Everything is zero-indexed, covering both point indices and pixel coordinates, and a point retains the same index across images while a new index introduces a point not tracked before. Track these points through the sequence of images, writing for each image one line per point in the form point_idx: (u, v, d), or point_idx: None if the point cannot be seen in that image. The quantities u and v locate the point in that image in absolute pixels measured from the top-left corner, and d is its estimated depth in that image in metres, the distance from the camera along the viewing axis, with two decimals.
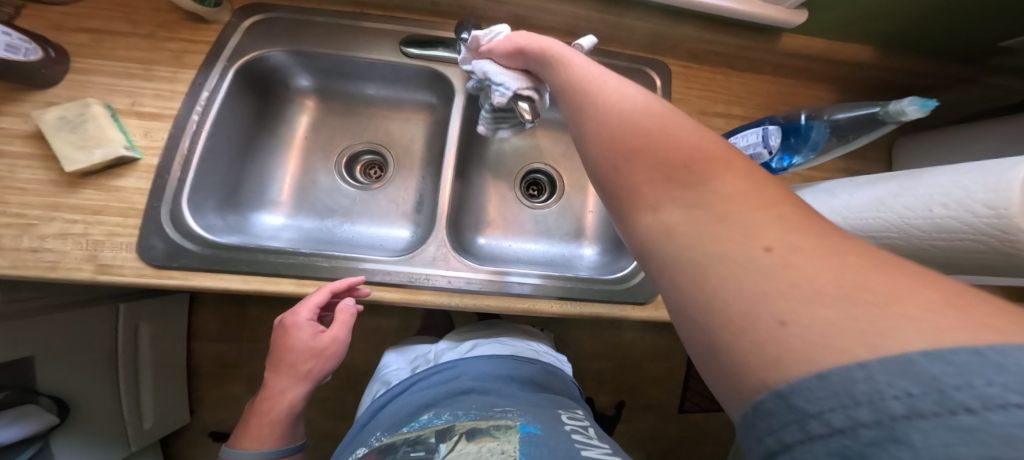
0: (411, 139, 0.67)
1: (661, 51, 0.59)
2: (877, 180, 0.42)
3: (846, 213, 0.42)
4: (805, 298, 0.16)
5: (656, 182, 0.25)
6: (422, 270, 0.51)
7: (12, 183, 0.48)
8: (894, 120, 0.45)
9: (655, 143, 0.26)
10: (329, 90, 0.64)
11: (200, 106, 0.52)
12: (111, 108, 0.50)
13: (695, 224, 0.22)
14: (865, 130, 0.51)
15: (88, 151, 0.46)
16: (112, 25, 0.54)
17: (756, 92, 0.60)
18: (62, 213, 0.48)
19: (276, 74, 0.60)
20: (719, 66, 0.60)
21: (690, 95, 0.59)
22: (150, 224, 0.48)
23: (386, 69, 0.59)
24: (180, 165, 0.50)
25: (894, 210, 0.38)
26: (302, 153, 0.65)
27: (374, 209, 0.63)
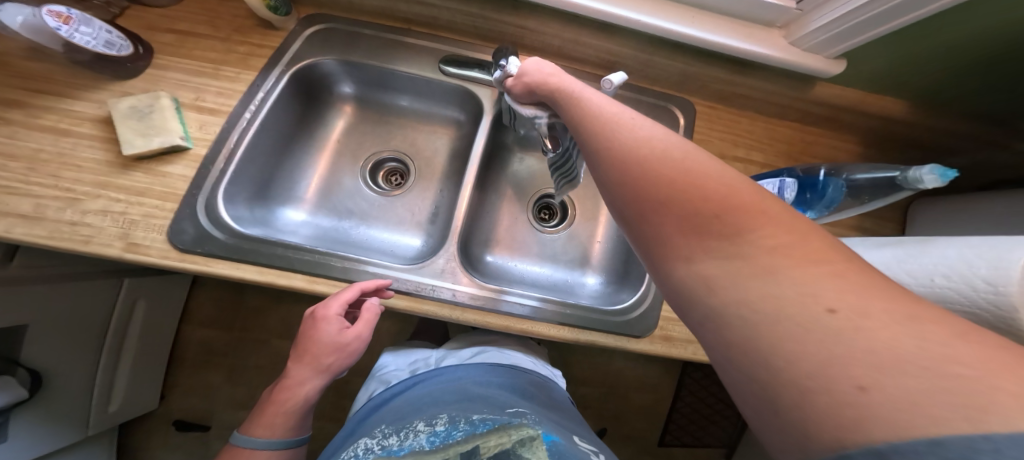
0: (435, 151, 0.68)
1: (689, 89, 0.61)
2: (884, 244, 0.41)
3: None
4: (878, 362, 0.17)
5: (688, 232, 0.26)
6: (429, 282, 0.50)
7: (73, 160, 0.51)
8: (911, 186, 0.46)
9: (676, 189, 0.27)
10: (368, 99, 0.67)
11: (253, 105, 0.56)
12: (177, 101, 0.54)
13: (693, 209, 0.26)
14: (879, 195, 0.52)
15: (148, 138, 0.50)
16: (195, 27, 0.60)
17: (778, 139, 0.61)
18: (108, 192, 0.50)
19: (324, 81, 0.64)
20: (743, 110, 0.62)
21: (711, 136, 0.61)
22: (185, 210, 0.49)
23: (423, 84, 0.62)
24: (224, 156, 0.53)
25: (902, 278, 0.36)
26: (331, 155, 0.67)
27: (391, 215, 0.64)
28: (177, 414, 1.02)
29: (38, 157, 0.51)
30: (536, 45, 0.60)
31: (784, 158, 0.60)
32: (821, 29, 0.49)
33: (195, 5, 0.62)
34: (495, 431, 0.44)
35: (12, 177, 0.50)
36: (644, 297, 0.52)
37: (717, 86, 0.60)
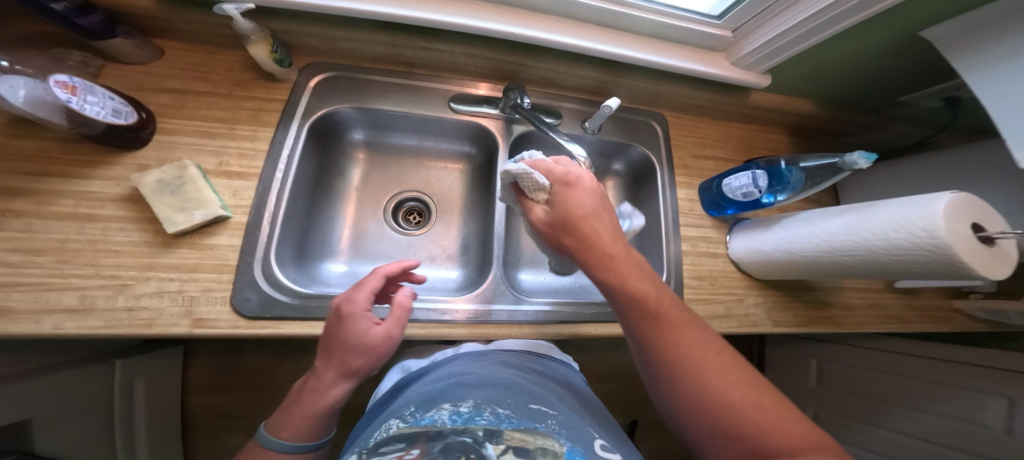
0: (451, 187, 0.74)
1: (660, 105, 0.69)
2: (837, 210, 0.55)
3: (825, 237, 0.55)
4: (740, 410, 0.40)
5: (720, 439, 0.40)
6: (486, 306, 0.57)
7: (107, 245, 0.51)
8: (849, 167, 0.57)
9: (716, 418, 0.41)
10: (380, 144, 0.71)
11: (282, 166, 0.58)
12: (201, 168, 0.55)
13: (725, 429, 0.40)
14: (828, 177, 0.63)
15: (189, 212, 0.51)
16: (190, 84, 0.59)
17: (734, 138, 0.74)
18: (158, 272, 0.52)
19: (337, 130, 0.66)
20: (707, 117, 0.73)
21: (683, 142, 0.71)
22: (244, 279, 0.52)
23: (435, 123, 0.66)
24: (268, 221, 0.56)
25: (861, 236, 0.51)
26: (353, 200, 0.70)
27: (422, 252, 0.69)
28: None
29: (66, 247, 0.50)
30: (535, 78, 0.65)
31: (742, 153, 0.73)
32: (754, 51, 0.59)
33: (181, 59, 0.60)
34: (518, 432, 0.44)
35: (45, 273, 0.49)
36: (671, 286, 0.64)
37: (687, 101, 0.69)
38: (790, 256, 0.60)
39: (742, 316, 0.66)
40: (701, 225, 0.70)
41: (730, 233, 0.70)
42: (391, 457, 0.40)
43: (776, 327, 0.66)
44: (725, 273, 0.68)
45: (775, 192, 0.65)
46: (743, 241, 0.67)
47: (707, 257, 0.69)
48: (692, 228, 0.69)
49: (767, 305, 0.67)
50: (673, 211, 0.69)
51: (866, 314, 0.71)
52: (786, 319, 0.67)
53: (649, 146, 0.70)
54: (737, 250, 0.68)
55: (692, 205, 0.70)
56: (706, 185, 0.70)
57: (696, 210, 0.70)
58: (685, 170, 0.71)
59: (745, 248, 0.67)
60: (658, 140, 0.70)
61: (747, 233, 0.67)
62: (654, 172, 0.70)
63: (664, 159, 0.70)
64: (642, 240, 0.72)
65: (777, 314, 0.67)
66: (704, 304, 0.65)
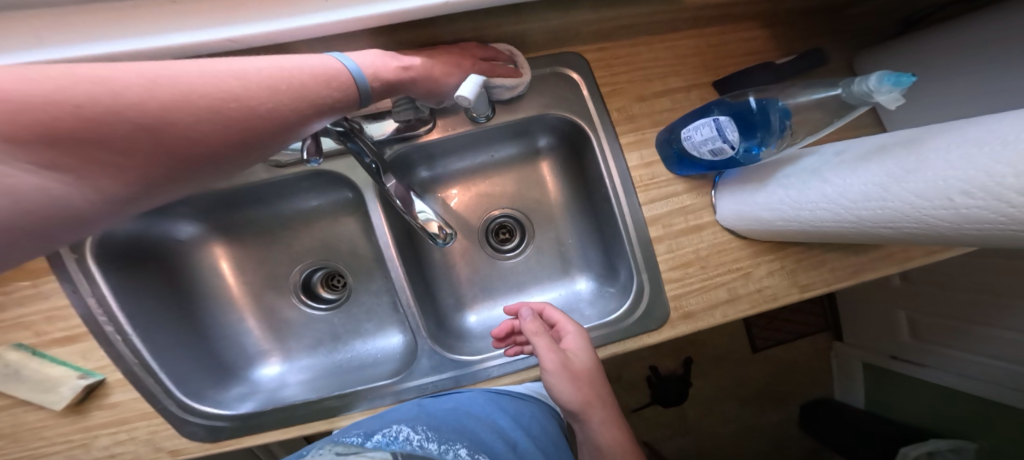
0: (351, 239, 0.58)
1: (567, 41, 0.44)
2: (868, 154, 0.29)
3: (846, 203, 0.30)
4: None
5: None
6: (425, 381, 0.49)
7: (31, 425, 0.51)
8: (862, 100, 0.32)
9: None
10: (232, 227, 0.56)
11: (101, 314, 0.45)
12: (24, 344, 0.46)
13: None
14: (831, 116, 0.37)
15: (57, 391, 0.46)
16: None
17: (688, 52, 0.48)
18: (99, 430, 0.51)
19: (154, 240, 0.51)
20: (635, 36, 0.46)
21: (619, 83, 0.47)
22: (174, 420, 0.48)
23: (267, 187, 0.49)
24: (143, 371, 0.47)
25: (903, 200, 0.25)
26: (252, 304, 0.57)
27: (357, 318, 0.58)
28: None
29: (2, 434, 0.51)
30: None
31: (705, 70, 0.47)
32: None
33: None
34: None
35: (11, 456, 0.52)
36: (642, 289, 0.48)
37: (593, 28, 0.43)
38: (802, 225, 0.37)
39: (752, 294, 0.48)
40: (674, 195, 0.47)
41: (716, 190, 0.47)
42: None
43: (805, 292, 0.49)
44: (720, 247, 0.48)
45: (758, 143, 0.39)
46: (732, 202, 0.44)
47: (690, 234, 0.48)
48: (660, 203, 0.47)
49: (789, 270, 0.49)
50: (625, 190, 0.47)
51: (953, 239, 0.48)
52: (817, 279, 0.49)
53: (571, 108, 0.47)
54: (728, 216, 0.46)
55: (655, 170, 0.47)
56: (664, 137, 0.46)
57: (661, 175, 0.47)
58: (631, 122, 0.47)
59: (737, 215, 0.44)
60: (581, 96, 0.46)
61: (740, 188, 0.43)
62: (590, 144, 0.48)
63: (596, 122, 0.47)
64: (608, 239, 0.52)
65: (804, 275, 0.49)
66: (699, 294, 0.48)
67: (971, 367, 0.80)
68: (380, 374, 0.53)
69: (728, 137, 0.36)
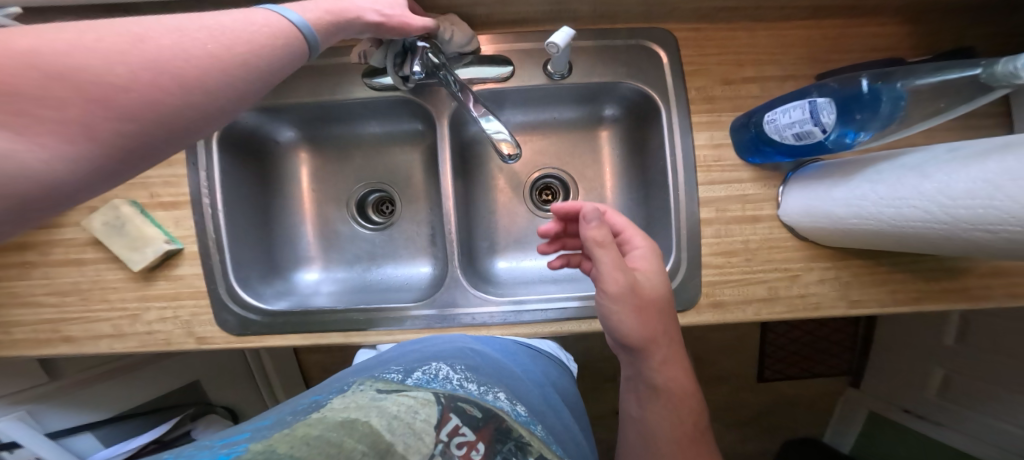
0: (411, 170, 0.65)
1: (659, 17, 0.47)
2: (978, 154, 0.29)
3: (941, 201, 0.31)
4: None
5: None
6: (446, 312, 0.54)
7: (106, 283, 0.58)
8: (1005, 81, 0.27)
9: None
10: (318, 139, 0.64)
11: (206, 188, 0.54)
12: (138, 203, 0.56)
13: None
14: (961, 99, 0.32)
15: (141, 251, 0.54)
16: None
17: (796, 41, 0.47)
18: (152, 303, 0.58)
19: (260, 132, 0.60)
20: (739, 20, 0.47)
21: (707, 64, 0.48)
22: (216, 303, 0.54)
23: (360, 110, 0.58)
24: (215, 248, 0.54)
25: (1005, 200, 0.26)
26: (315, 211, 0.66)
27: (396, 247, 0.64)
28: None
29: (81, 289, 0.58)
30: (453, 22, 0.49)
31: (808, 61, 0.47)
32: None
33: None
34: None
35: (74, 313, 0.58)
36: (679, 266, 0.51)
37: (687, 6, 0.45)
38: (880, 224, 0.38)
39: (793, 299, 0.50)
40: (738, 181, 0.50)
41: (785, 185, 0.49)
42: (464, 433, 0.29)
43: (852, 308, 0.50)
44: (771, 243, 0.50)
45: (854, 128, 0.36)
46: (802, 198, 0.46)
47: (745, 224, 0.50)
48: (720, 186, 0.50)
49: (842, 282, 0.50)
50: (686, 168, 0.50)
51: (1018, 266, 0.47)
52: (871, 297, 0.50)
53: (648, 82, 0.49)
54: (793, 211, 0.48)
55: (722, 152, 0.49)
56: (739, 122, 0.47)
57: (727, 159, 0.50)
58: (709, 104, 0.48)
59: (805, 210, 0.46)
60: (660, 69, 0.49)
61: (819, 182, 0.44)
62: (659, 117, 0.50)
63: (670, 96, 0.49)
64: (652, 203, 0.57)
65: (858, 291, 0.50)
66: (736, 287, 0.50)
67: (992, 431, 0.80)
68: (401, 299, 0.58)
69: (821, 121, 0.35)
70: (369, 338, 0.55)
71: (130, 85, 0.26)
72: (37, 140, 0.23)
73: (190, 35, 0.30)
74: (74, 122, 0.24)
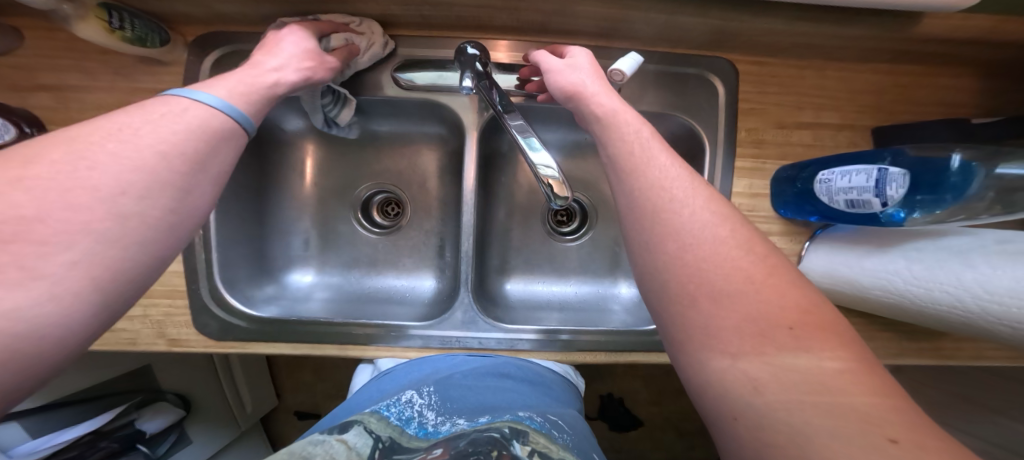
0: (425, 176, 0.61)
1: (721, 48, 0.44)
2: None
3: (981, 293, 0.29)
4: (852, 428, 0.17)
5: (744, 328, 0.21)
6: (451, 335, 0.50)
7: None
8: None
9: (759, 304, 0.22)
10: (326, 130, 0.58)
11: None
12: None
13: (766, 322, 0.21)
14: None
15: None
16: (68, 77, 0.50)
17: (862, 88, 0.46)
18: None
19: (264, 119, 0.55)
20: (807, 58, 0.45)
21: (761, 104, 0.46)
22: (196, 306, 0.49)
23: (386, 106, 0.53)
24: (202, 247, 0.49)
25: None
26: (314, 207, 0.60)
27: (398, 258, 0.60)
28: (296, 406, 1.04)
29: None
30: (502, 27, 0.45)
31: (868, 112, 0.46)
32: None
33: (43, 39, 0.50)
34: (543, 437, 0.31)
35: None
36: None
37: (756, 39, 0.43)
38: (904, 301, 0.36)
39: None
40: (766, 232, 0.48)
41: (810, 241, 0.48)
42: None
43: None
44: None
45: (910, 205, 0.35)
46: (826, 258, 0.44)
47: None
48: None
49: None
50: None
51: (993, 348, 0.49)
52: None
53: (698, 117, 0.47)
54: (813, 266, 0.45)
55: (756, 203, 0.48)
56: (786, 172, 0.45)
57: (762, 210, 0.48)
58: (756, 147, 0.47)
59: (825, 270, 0.44)
60: (714, 103, 0.47)
61: (842, 247, 0.43)
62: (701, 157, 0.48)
63: (720, 136, 0.47)
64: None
65: None
66: None
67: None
68: (404, 316, 0.54)
69: (886, 192, 0.33)
70: (364, 353, 0.50)
71: (106, 183, 0.23)
72: (43, 253, 0.20)
73: (132, 139, 0.25)
74: (40, 243, 0.20)
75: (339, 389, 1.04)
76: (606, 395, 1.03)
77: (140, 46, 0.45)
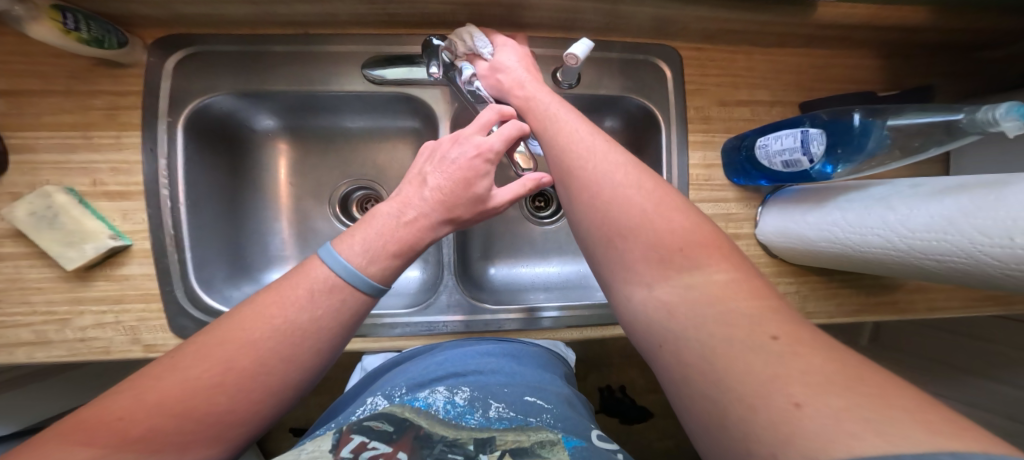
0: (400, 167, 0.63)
1: (668, 35, 0.48)
2: (939, 191, 0.34)
3: (902, 231, 0.36)
4: (813, 382, 0.19)
5: (651, 264, 0.29)
6: (437, 319, 0.52)
7: (28, 283, 0.50)
8: (980, 129, 0.33)
9: (653, 242, 0.29)
10: (299, 128, 0.60)
11: (164, 178, 0.50)
12: (75, 191, 0.49)
13: (654, 248, 0.29)
14: (935, 142, 0.38)
15: (81, 247, 0.47)
16: (17, 82, 0.49)
17: (787, 69, 0.50)
18: (89, 305, 0.50)
19: (234, 119, 0.56)
20: (738, 44, 0.50)
21: (705, 85, 0.50)
22: (173, 307, 0.50)
23: (355, 99, 0.53)
24: (173, 245, 0.50)
25: (965, 235, 0.31)
26: (291, 206, 0.62)
27: None
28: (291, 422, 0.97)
29: None
30: (463, 20, 0.46)
31: (802, 90, 0.50)
32: None
33: None
34: (512, 433, 0.32)
35: None
36: None
37: (699, 27, 0.46)
38: (842, 247, 0.43)
39: None
40: (724, 199, 0.53)
41: (762, 206, 0.53)
42: (373, 449, 0.29)
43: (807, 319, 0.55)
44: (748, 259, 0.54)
45: (836, 161, 0.41)
46: (777, 219, 0.50)
47: None
48: (708, 204, 0.52)
49: (801, 295, 0.54)
50: (681, 183, 0.52)
51: (942, 298, 0.55)
52: (824, 309, 0.55)
53: (652, 99, 0.50)
54: (768, 230, 0.52)
55: (712, 172, 0.52)
56: (732, 144, 0.50)
57: (716, 178, 0.52)
58: (705, 123, 0.51)
59: (778, 230, 0.50)
60: (664, 87, 0.50)
61: (791, 206, 0.49)
62: (658, 136, 0.52)
63: (671, 115, 0.50)
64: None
65: (813, 304, 0.55)
66: None
67: None
68: (393, 304, 0.55)
69: (810, 150, 0.40)
70: (351, 346, 0.51)
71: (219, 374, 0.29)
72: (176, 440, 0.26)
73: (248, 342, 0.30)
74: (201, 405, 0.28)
75: None
76: (605, 388, 1.05)
77: (96, 47, 0.44)
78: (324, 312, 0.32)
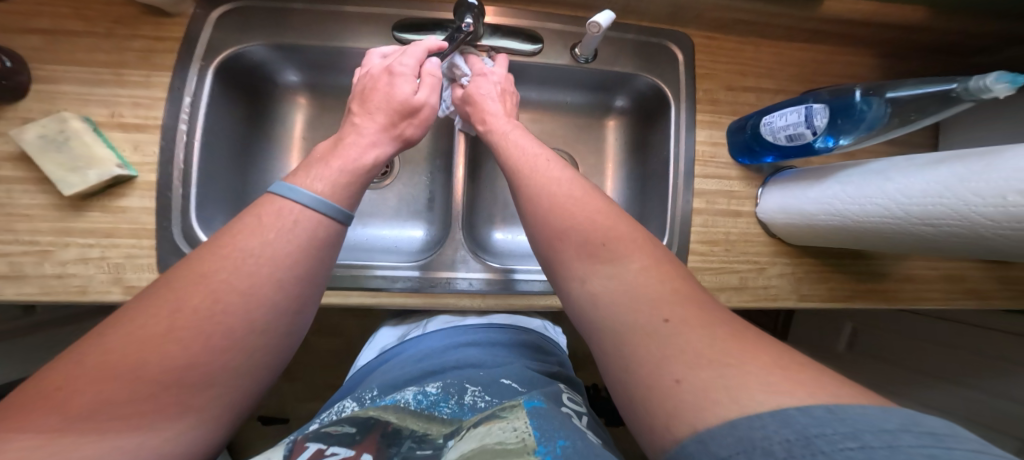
0: None
1: (678, 22, 0.53)
2: (935, 162, 0.35)
3: (901, 199, 0.37)
4: (690, 359, 0.24)
5: (581, 255, 0.33)
6: (441, 273, 0.51)
7: (15, 210, 0.47)
8: (975, 97, 0.36)
9: (579, 230, 0.34)
10: (320, 85, 0.64)
11: (185, 114, 0.51)
12: (92, 121, 0.49)
13: (585, 241, 0.33)
14: (929, 111, 0.41)
15: (83, 172, 0.46)
16: (60, 22, 0.51)
17: (789, 62, 0.56)
18: (75, 238, 0.48)
19: (262, 71, 0.59)
20: (743, 37, 0.55)
21: (713, 70, 0.55)
22: (165, 243, 0.49)
23: None
24: (180, 179, 0.50)
25: (960, 197, 0.32)
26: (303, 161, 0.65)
27: (386, 210, 0.60)
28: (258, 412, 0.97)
29: None
30: None
31: (799, 80, 0.55)
32: None
33: None
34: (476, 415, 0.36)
35: None
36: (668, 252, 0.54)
37: (706, 15, 0.52)
38: (844, 221, 0.44)
39: (758, 289, 0.54)
40: (728, 176, 0.55)
41: (763, 187, 0.55)
42: (332, 453, 0.29)
43: (801, 302, 0.55)
44: (749, 237, 0.55)
45: (837, 133, 0.44)
46: (778, 198, 0.52)
47: (731, 216, 0.55)
48: (713, 179, 0.55)
49: (796, 277, 0.55)
50: (687, 156, 0.54)
51: (931, 288, 0.55)
52: (817, 292, 0.55)
53: (660, 77, 0.55)
54: (770, 208, 0.53)
55: (717, 150, 0.55)
56: (738, 125, 0.53)
57: (722, 156, 0.55)
58: (712, 105, 0.55)
59: (779, 207, 0.51)
60: (672, 69, 0.55)
61: (794, 183, 0.50)
62: (668, 112, 0.56)
63: (680, 92, 0.54)
64: (649, 194, 0.60)
65: (806, 287, 0.55)
66: (719, 273, 0.54)
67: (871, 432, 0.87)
68: (396, 258, 0.54)
69: (814, 123, 0.43)
70: (345, 300, 0.49)
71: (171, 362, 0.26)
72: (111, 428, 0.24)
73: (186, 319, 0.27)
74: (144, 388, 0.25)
75: (314, 393, 0.97)
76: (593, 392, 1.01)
77: None
78: (284, 242, 0.31)
